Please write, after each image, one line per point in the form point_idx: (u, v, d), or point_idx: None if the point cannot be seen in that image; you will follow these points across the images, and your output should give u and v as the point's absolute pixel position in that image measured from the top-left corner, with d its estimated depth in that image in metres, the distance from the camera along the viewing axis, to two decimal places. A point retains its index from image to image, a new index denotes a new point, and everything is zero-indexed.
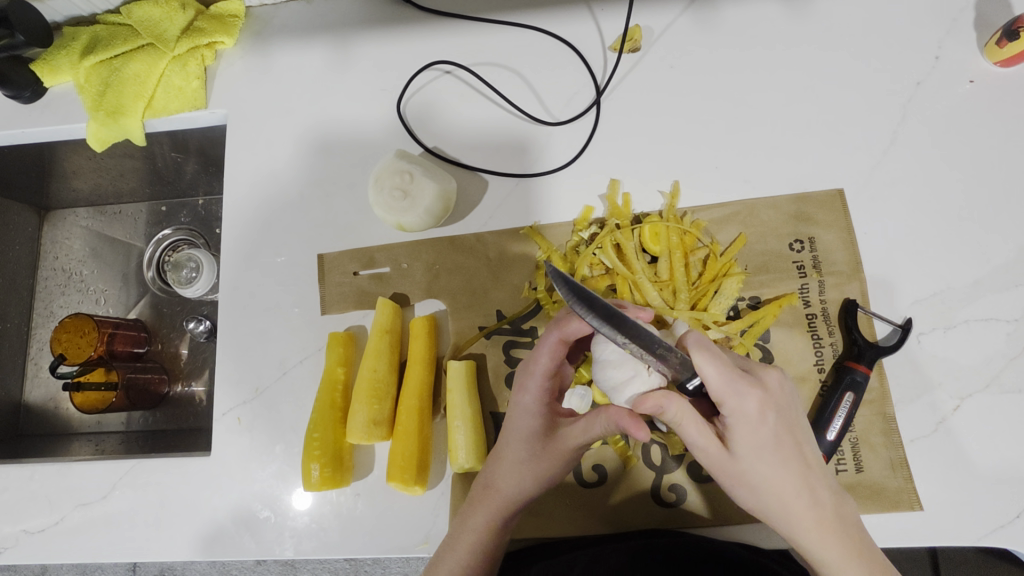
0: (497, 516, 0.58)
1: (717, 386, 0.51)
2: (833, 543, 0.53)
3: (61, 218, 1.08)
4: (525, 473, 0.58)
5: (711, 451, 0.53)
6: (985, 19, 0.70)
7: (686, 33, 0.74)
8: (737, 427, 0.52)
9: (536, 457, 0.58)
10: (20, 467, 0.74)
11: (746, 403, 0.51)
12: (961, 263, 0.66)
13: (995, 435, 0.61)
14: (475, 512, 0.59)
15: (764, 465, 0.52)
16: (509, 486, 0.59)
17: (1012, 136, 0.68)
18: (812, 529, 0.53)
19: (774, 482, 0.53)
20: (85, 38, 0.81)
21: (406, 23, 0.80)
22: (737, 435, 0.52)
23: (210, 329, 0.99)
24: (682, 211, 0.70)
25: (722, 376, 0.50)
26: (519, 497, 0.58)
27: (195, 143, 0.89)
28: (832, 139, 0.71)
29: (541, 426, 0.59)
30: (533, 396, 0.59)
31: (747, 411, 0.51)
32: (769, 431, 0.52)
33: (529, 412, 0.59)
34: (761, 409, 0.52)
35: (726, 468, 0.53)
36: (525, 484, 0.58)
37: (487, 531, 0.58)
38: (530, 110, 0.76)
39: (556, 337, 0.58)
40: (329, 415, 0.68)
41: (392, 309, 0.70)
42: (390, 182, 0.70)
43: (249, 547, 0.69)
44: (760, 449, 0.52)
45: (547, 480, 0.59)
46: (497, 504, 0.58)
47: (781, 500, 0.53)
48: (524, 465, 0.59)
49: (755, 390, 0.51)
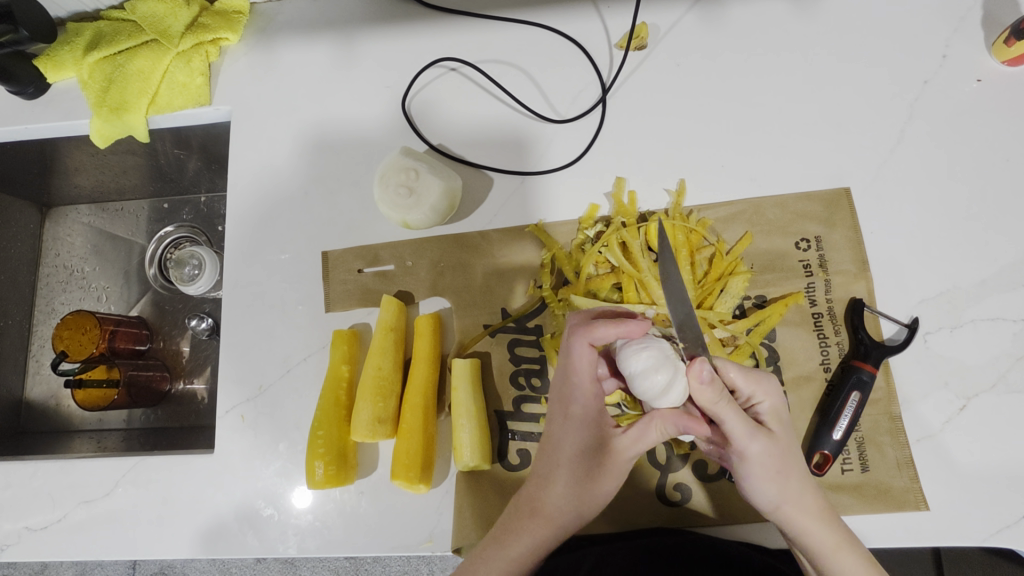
0: (545, 536, 0.57)
1: (743, 382, 0.55)
2: (840, 528, 0.55)
3: (63, 214, 1.07)
4: (575, 490, 0.57)
5: (753, 441, 0.53)
6: (993, 17, 0.70)
7: (693, 31, 0.74)
8: (772, 411, 0.55)
9: (590, 473, 0.56)
10: (22, 464, 0.73)
11: (776, 388, 0.55)
12: (967, 263, 0.66)
13: (1001, 434, 0.61)
14: (522, 531, 0.57)
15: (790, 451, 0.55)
16: (560, 503, 0.57)
17: (1019, 135, 0.68)
18: (824, 516, 0.55)
19: (798, 469, 0.55)
20: (89, 34, 0.80)
21: (411, 20, 0.80)
22: (771, 420, 0.55)
23: (213, 326, 0.99)
24: (688, 209, 0.70)
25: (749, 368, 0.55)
26: (569, 514, 0.57)
27: (199, 139, 0.89)
28: (838, 138, 0.70)
29: (592, 440, 0.56)
30: (584, 406, 0.57)
31: (778, 396, 0.55)
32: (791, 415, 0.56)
33: (580, 423, 0.57)
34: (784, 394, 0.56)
35: (764, 459, 0.54)
36: (577, 501, 0.56)
37: (532, 552, 0.57)
38: (535, 107, 0.76)
39: (586, 344, 0.56)
40: (333, 412, 0.68)
41: (396, 307, 0.69)
42: (395, 178, 0.70)
43: (251, 544, 0.68)
44: (787, 432, 0.55)
45: (601, 496, 0.57)
46: (546, 525, 0.57)
47: (803, 486, 0.55)
48: (574, 482, 0.57)
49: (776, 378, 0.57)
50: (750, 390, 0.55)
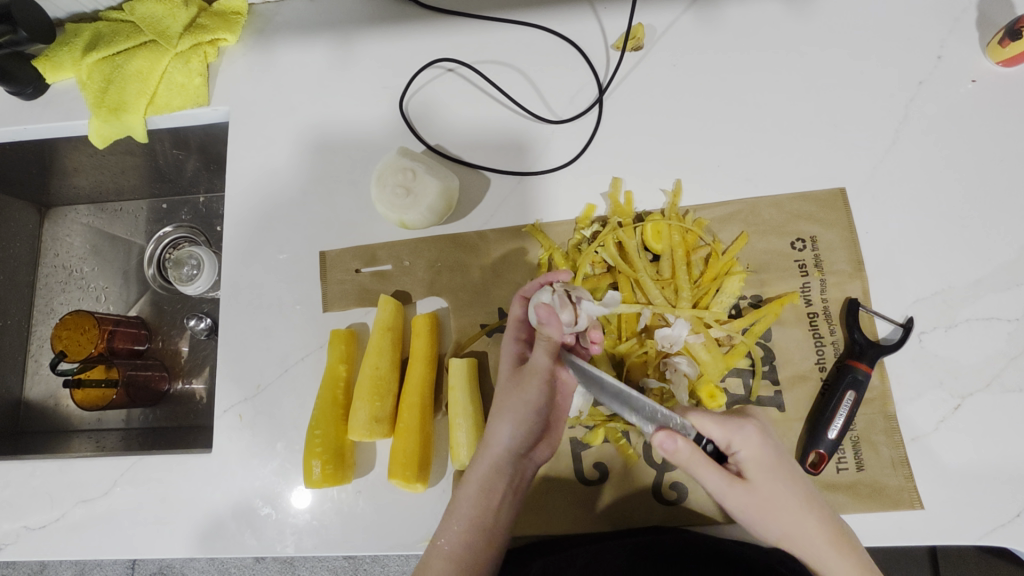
0: (487, 467, 0.60)
1: (717, 431, 0.57)
2: (848, 553, 0.55)
3: (61, 215, 1.08)
4: (503, 416, 0.61)
5: (731, 492, 0.56)
6: (988, 18, 0.70)
7: (689, 32, 0.75)
8: (750, 457, 0.56)
9: (511, 395, 0.61)
10: (21, 464, 0.74)
11: (749, 432, 0.56)
12: (962, 263, 0.66)
13: (996, 432, 0.62)
14: (471, 472, 0.60)
15: (777, 488, 0.56)
16: (494, 429, 0.61)
17: (1013, 135, 0.68)
18: (828, 543, 0.55)
19: (785, 505, 0.56)
20: (87, 35, 0.81)
21: (409, 21, 0.80)
22: (752, 468, 0.56)
23: (212, 326, 0.99)
24: (684, 209, 0.70)
25: (718, 420, 0.57)
26: (501, 441, 0.60)
27: (197, 140, 0.89)
28: (834, 138, 0.71)
29: (512, 368, 0.64)
30: (509, 342, 0.64)
31: (752, 442, 0.56)
32: (774, 458, 0.57)
33: (508, 362, 0.64)
34: (763, 436, 0.57)
35: (747, 504, 0.55)
36: (505, 428, 0.60)
37: (478, 485, 0.59)
38: (533, 108, 0.76)
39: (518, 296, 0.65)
40: (330, 411, 0.68)
41: (394, 307, 0.70)
42: (393, 179, 0.71)
43: (249, 543, 0.69)
44: (770, 473, 0.56)
45: (523, 415, 0.61)
46: (485, 454, 0.60)
47: (796, 522, 0.56)
48: (501, 408, 0.61)
49: (751, 422, 0.57)
50: (724, 440, 0.57)
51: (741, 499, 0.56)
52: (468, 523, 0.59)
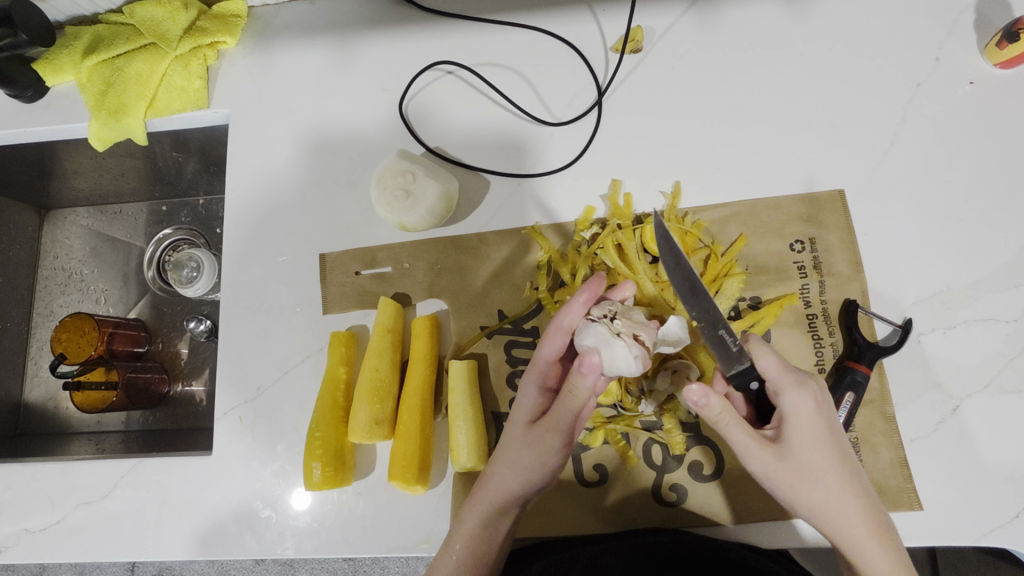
0: (488, 508, 0.59)
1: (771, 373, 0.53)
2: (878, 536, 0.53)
3: (61, 217, 1.08)
4: (511, 466, 0.58)
5: (767, 454, 0.53)
6: (985, 20, 0.71)
7: (688, 34, 0.75)
8: (795, 421, 0.53)
9: (523, 446, 0.58)
10: (21, 466, 0.74)
11: (804, 397, 0.53)
12: (960, 264, 0.66)
13: (995, 433, 0.62)
14: (472, 505, 0.60)
15: (821, 462, 0.53)
16: (500, 480, 0.59)
17: (1012, 136, 0.69)
18: (859, 524, 0.54)
19: (828, 480, 0.53)
20: (88, 38, 0.81)
21: (408, 23, 0.80)
22: (797, 432, 0.53)
23: (211, 329, 0.99)
24: (682, 211, 0.70)
25: (778, 366, 0.53)
26: (507, 490, 0.59)
27: (197, 142, 0.89)
28: (832, 140, 0.71)
29: (532, 415, 0.60)
30: (533, 384, 0.60)
31: (807, 405, 0.53)
32: (823, 426, 0.54)
33: (524, 406, 0.60)
34: (820, 404, 0.54)
35: (784, 469, 0.53)
36: (511, 475, 0.58)
37: (475, 525, 0.59)
38: (532, 110, 0.76)
39: (557, 329, 0.59)
40: (330, 413, 0.68)
41: (394, 309, 0.70)
42: (392, 182, 0.71)
43: (249, 546, 0.69)
44: (815, 442, 0.53)
45: (534, 470, 0.58)
46: (489, 498, 0.59)
47: (834, 498, 0.53)
48: (511, 458, 0.59)
49: (812, 385, 0.54)
50: (774, 388, 0.54)
51: (778, 464, 0.53)
52: (463, 555, 0.58)
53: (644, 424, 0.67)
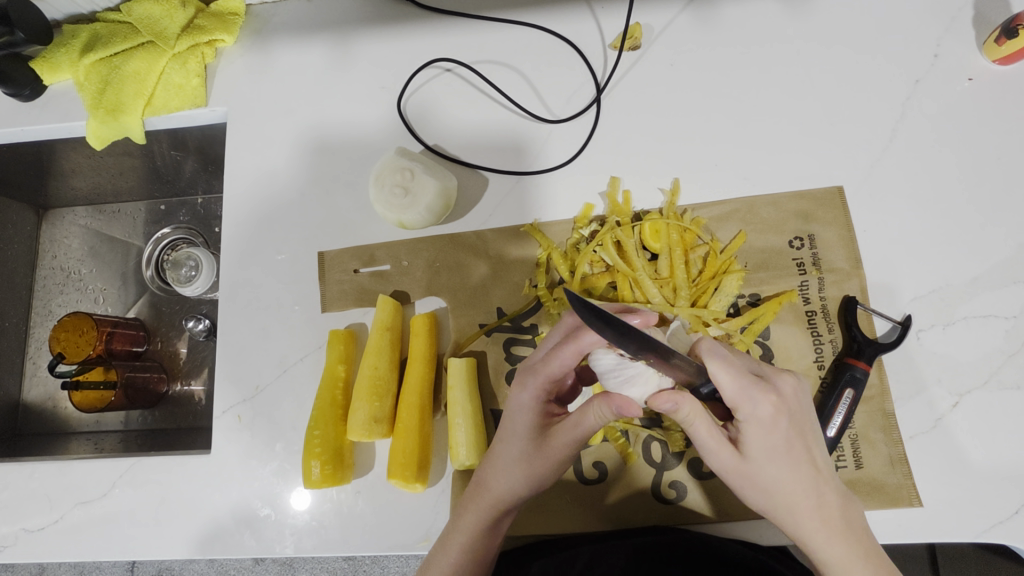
0: (490, 515, 0.59)
1: (730, 387, 0.52)
2: (841, 539, 0.53)
3: (60, 217, 1.08)
4: (520, 476, 0.58)
5: (724, 454, 0.54)
6: (983, 16, 0.71)
7: (686, 31, 0.75)
8: (750, 426, 0.53)
9: (532, 458, 0.58)
10: (20, 466, 0.74)
11: (759, 404, 0.53)
12: (959, 261, 0.66)
13: (994, 430, 0.62)
14: (470, 510, 0.59)
15: (777, 468, 0.53)
16: (509, 492, 0.58)
17: (1010, 132, 0.68)
18: (821, 527, 0.53)
19: (786, 485, 0.53)
20: (85, 36, 0.81)
21: (406, 21, 0.80)
22: (753, 439, 0.53)
23: (210, 328, 0.99)
24: (682, 208, 0.70)
25: (732, 379, 0.52)
26: (514, 498, 0.59)
27: (195, 141, 0.89)
28: (831, 137, 0.71)
29: (535, 425, 0.59)
30: (531, 395, 0.58)
31: (761, 413, 0.53)
32: (781, 432, 0.53)
33: (524, 416, 0.59)
34: (777, 412, 0.53)
35: (739, 472, 0.54)
36: (518, 486, 0.58)
37: (478, 533, 0.58)
38: (530, 107, 0.76)
39: (573, 351, 0.56)
40: (330, 412, 0.68)
41: (392, 307, 0.70)
42: (391, 179, 0.70)
43: (249, 544, 0.69)
44: (771, 446, 0.53)
45: (542, 479, 0.59)
46: (492, 505, 0.59)
47: (793, 501, 0.53)
48: (521, 468, 0.58)
49: (768, 392, 0.53)
50: (732, 401, 0.53)
51: (734, 466, 0.54)
52: (459, 559, 0.58)
53: (644, 421, 0.67)
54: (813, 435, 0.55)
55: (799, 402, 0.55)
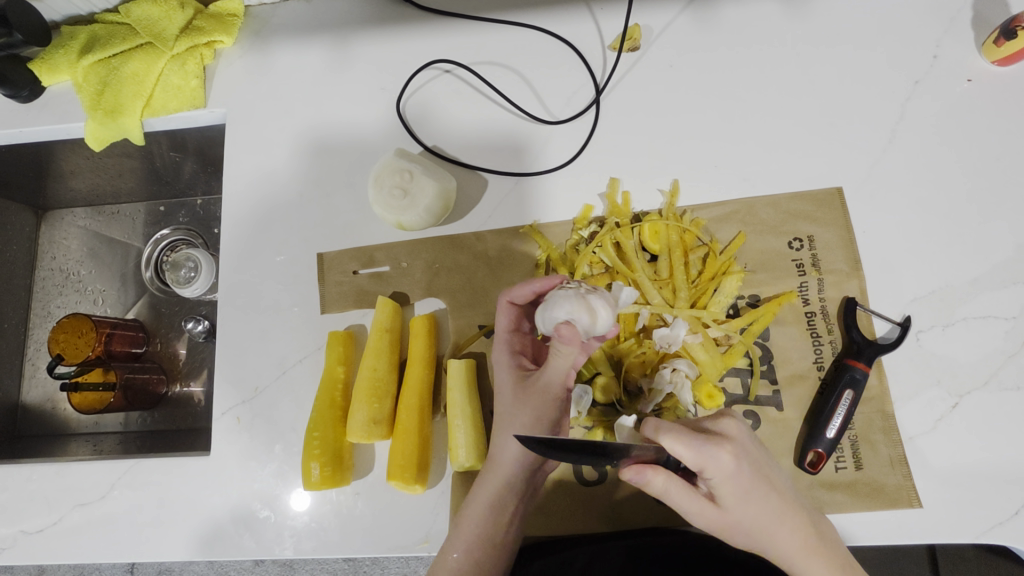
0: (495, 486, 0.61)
1: (691, 456, 0.51)
2: (819, 558, 0.54)
3: (59, 218, 1.07)
4: (516, 434, 0.61)
5: (704, 512, 0.53)
6: (983, 18, 0.71)
7: (686, 33, 0.75)
8: (721, 483, 0.52)
9: (520, 416, 0.61)
10: (18, 468, 0.74)
11: (722, 462, 0.51)
12: (959, 261, 0.66)
13: (994, 430, 0.62)
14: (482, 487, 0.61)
15: (752, 509, 0.53)
16: (506, 451, 0.61)
17: (1009, 133, 0.68)
18: (798, 551, 0.54)
19: (762, 521, 0.53)
20: (84, 37, 0.81)
21: (405, 22, 0.80)
22: (725, 493, 0.52)
23: (209, 329, 0.98)
24: (681, 209, 0.70)
25: (690, 450, 0.51)
26: (516, 458, 0.61)
27: (193, 142, 0.89)
28: (831, 138, 0.71)
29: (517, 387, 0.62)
30: (505, 358, 0.64)
31: (726, 469, 0.51)
32: (750, 479, 0.52)
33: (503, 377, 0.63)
34: (740, 464, 0.52)
35: (718, 521, 0.54)
36: (521, 437, 0.61)
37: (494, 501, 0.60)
38: (530, 109, 0.76)
39: (507, 302, 0.64)
40: (329, 413, 0.68)
41: (392, 309, 0.70)
42: (390, 181, 0.70)
43: (248, 546, 0.68)
44: (744, 496, 0.52)
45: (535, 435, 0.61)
46: (502, 471, 0.61)
47: (772, 534, 0.54)
48: (515, 427, 0.61)
49: (726, 447, 0.51)
50: (696, 464, 0.52)
51: (712, 518, 0.53)
52: (474, 537, 0.59)
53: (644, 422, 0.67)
54: (773, 471, 0.55)
55: (753, 441, 0.54)
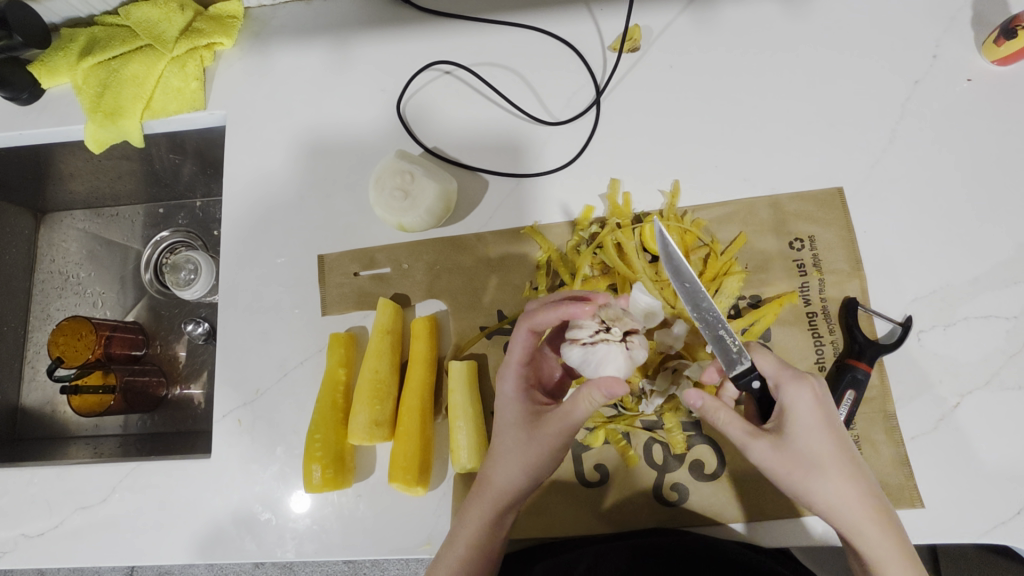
0: (491, 506, 0.59)
1: (772, 371, 0.54)
2: (878, 522, 0.53)
3: (57, 220, 1.07)
4: (514, 466, 0.59)
5: (767, 445, 0.53)
6: (982, 17, 0.71)
7: (686, 33, 0.75)
8: (798, 413, 0.53)
9: (525, 446, 0.58)
10: (19, 471, 0.73)
11: (805, 391, 0.53)
12: (959, 262, 0.66)
13: (995, 430, 0.62)
14: (474, 506, 0.59)
15: (822, 453, 0.53)
16: (509, 481, 0.59)
17: (1008, 133, 0.69)
18: (862, 510, 0.53)
19: (832, 471, 0.52)
20: (83, 40, 0.81)
21: (405, 23, 0.80)
22: (797, 425, 0.53)
23: (209, 331, 0.97)
24: (682, 210, 0.70)
25: (776, 365, 0.54)
26: (512, 488, 0.59)
27: (193, 144, 0.89)
28: (831, 139, 0.71)
29: (523, 413, 0.60)
30: (511, 384, 0.60)
31: (805, 398, 0.53)
32: (825, 421, 0.53)
33: (510, 407, 0.60)
34: (819, 398, 0.53)
35: (785, 460, 0.53)
36: (518, 474, 0.58)
37: (484, 526, 0.59)
38: (530, 110, 0.76)
39: (527, 329, 0.59)
40: (330, 414, 0.68)
41: (393, 310, 0.70)
42: (391, 182, 0.70)
43: (249, 549, 0.68)
44: (817, 433, 0.53)
45: (538, 466, 0.58)
46: (495, 498, 0.59)
47: (837, 488, 0.53)
48: (514, 459, 0.59)
49: (811, 381, 0.54)
50: (774, 382, 0.54)
51: (777, 454, 0.53)
52: (468, 552, 0.58)
53: (645, 423, 0.67)
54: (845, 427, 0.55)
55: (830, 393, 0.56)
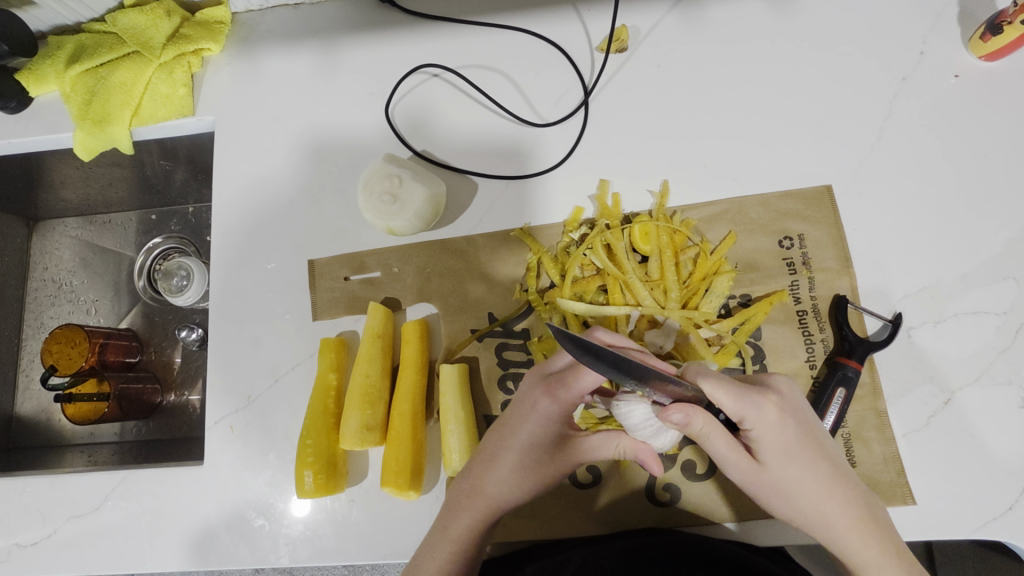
0: (482, 519, 0.58)
1: (732, 405, 0.52)
2: (873, 539, 0.52)
3: (50, 228, 1.07)
4: (518, 483, 0.58)
5: (743, 466, 0.54)
6: (967, 13, 0.71)
7: (673, 32, 0.75)
8: (763, 436, 0.53)
9: (545, 468, 0.59)
10: (12, 480, 0.73)
11: (765, 411, 0.52)
12: (949, 258, 0.66)
13: (986, 426, 0.62)
14: (459, 517, 0.58)
15: (797, 471, 0.53)
16: (507, 499, 0.58)
17: (997, 128, 0.69)
18: (851, 529, 0.53)
19: (809, 487, 0.53)
20: (70, 47, 0.80)
21: (391, 27, 0.80)
22: (766, 445, 0.53)
23: (203, 337, 0.97)
24: (671, 210, 0.70)
25: (731, 394, 0.52)
26: (506, 502, 0.58)
27: (184, 150, 0.89)
28: (820, 137, 0.71)
29: (552, 436, 0.59)
30: (557, 407, 0.58)
31: (768, 419, 0.52)
32: (793, 436, 0.53)
33: (541, 426, 0.58)
34: (783, 415, 0.53)
35: (761, 482, 0.54)
36: (518, 492, 0.58)
37: (471, 537, 0.57)
38: (518, 112, 0.76)
39: None
40: (322, 420, 0.68)
41: (383, 314, 0.69)
42: (379, 186, 0.70)
43: (244, 556, 0.68)
44: (787, 454, 0.53)
45: (540, 488, 0.59)
46: (487, 510, 0.58)
47: (818, 505, 0.53)
48: (519, 477, 0.58)
49: (769, 397, 0.53)
50: (736, 413, 0.52)
51: (752, 477, 0.54)
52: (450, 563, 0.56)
53: None
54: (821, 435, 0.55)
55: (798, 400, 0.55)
